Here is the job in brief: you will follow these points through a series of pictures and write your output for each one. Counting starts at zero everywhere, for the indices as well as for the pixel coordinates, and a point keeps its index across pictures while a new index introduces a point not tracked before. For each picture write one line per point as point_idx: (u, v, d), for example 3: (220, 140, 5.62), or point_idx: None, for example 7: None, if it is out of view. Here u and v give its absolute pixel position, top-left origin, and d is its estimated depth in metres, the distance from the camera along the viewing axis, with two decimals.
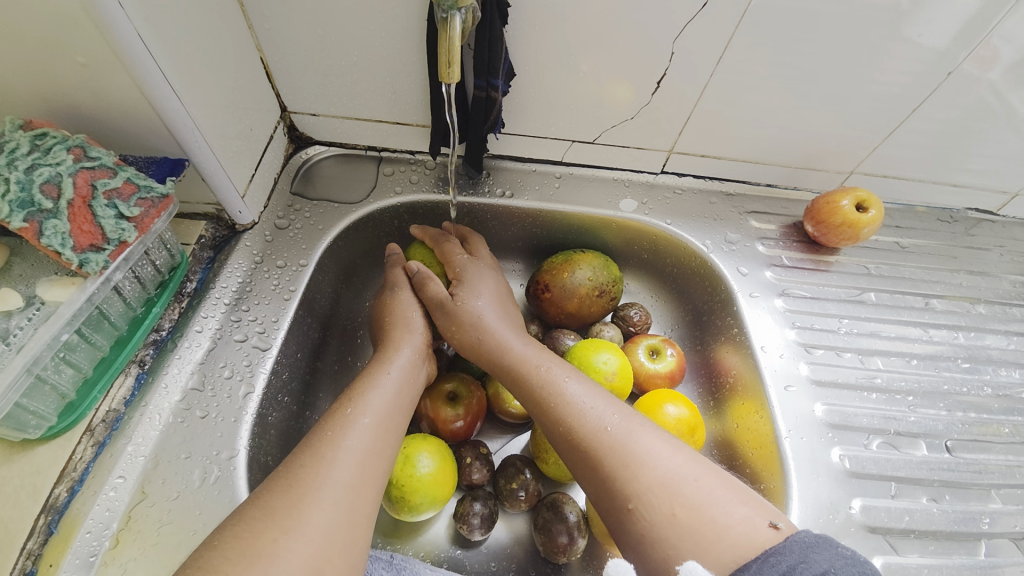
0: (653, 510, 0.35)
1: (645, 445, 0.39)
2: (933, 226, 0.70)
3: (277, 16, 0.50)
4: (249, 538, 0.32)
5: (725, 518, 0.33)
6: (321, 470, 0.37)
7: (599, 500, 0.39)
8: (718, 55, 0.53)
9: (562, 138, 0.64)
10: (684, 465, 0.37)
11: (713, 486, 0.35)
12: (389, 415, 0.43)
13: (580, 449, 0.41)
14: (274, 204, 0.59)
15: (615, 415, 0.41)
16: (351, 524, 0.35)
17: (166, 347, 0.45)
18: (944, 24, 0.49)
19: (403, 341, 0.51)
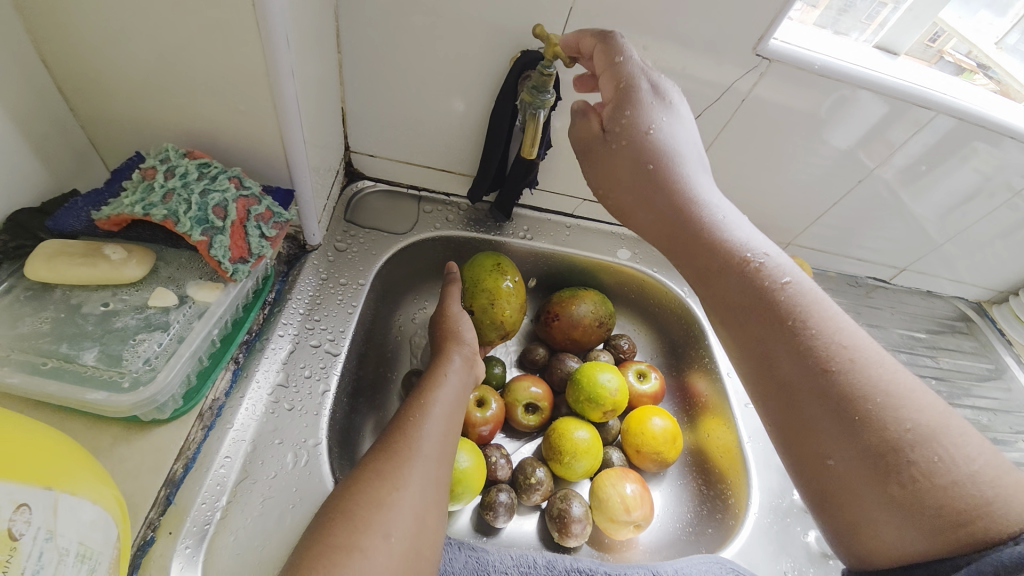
0: (865, 493, 0.38)
1: (882, 404, 0.38)
2: (843, 289, 0.92)
3: (366, 78, 0.62)
4: (372, 492, 0.40)
5: (974, 505, 0.35)
6: (413, 443, 0.45)
7: (800, 446, 0.41)
8: (703, 149, 0.70)
9: (576, 196, 0.78)
10: (926, 426, 0.37)
11: (950, 442, 0.37)
12: (456, 407, 0.52)
13: (803, 393, 0.41)
14: (333, 229, 0.67)
15: (847, 354, 0.40)
16: (437, 484, 0.44)
17: (253, 347, 0.52)
18: (856, 147, 0.70)
19: (450, 349, 0.59)
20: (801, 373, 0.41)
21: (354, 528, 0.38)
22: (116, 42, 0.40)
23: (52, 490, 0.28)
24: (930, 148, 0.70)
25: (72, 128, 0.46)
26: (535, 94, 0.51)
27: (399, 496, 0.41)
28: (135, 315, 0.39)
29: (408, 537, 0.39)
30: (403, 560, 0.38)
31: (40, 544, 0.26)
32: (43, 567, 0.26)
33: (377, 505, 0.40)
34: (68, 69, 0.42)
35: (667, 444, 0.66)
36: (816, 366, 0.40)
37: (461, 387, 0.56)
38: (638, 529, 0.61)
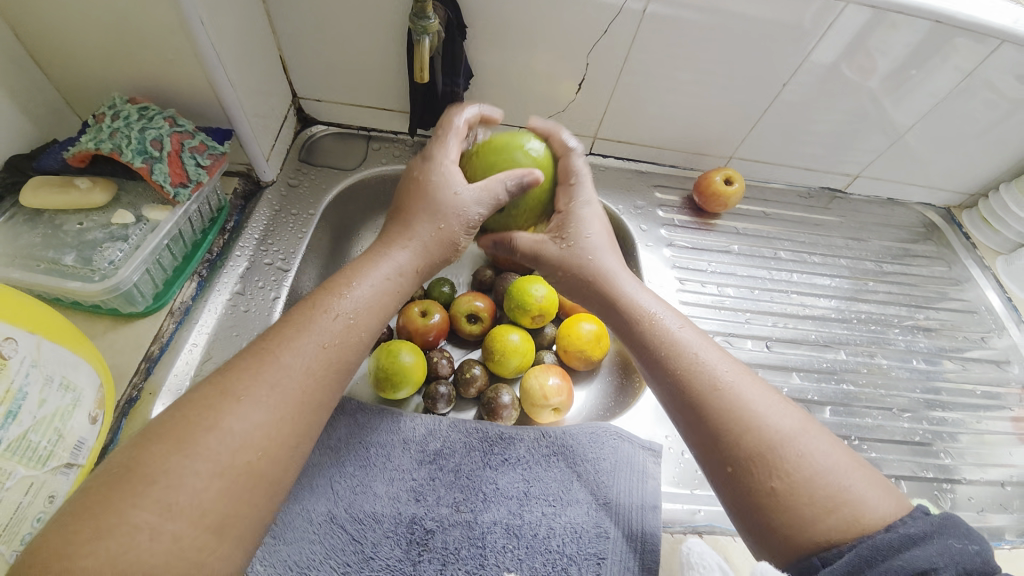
0: (771, 491, 0.39)
1: (760, 412, 0.43)
2: (793, 200, 0.93)
3: (294, 26, 0.69)
4: (214, 401, 0.36)
5: (845, 497, 0.38)
6: (302, 324, 0.41)
7: (708, 456, 0.43)
8: (619, 65, 0.73)
9: (511, 124, 0.83)
10: (791, 425, 0.42)
11: (821, 440, 0.41)
12: (380, 293, 0.46)
13: (691, 403, 0.45)
14: (287, 168, 0.76)
15: (728, 377, 0.45)
16: (311, 374, 0.40)
17: (215, 264, 0.63)
18: (771, 48, 0.71)
19: (421, 212, 0.50)
20: (684, 393, 0.45)
21: (186, 423, 0.34)
22: (62, 9, 0.50)
23: (34, 333, 0.41)
24: (878, 43, 0.69)
25: (46, 88, 0.57)
26: (417, 20, 0.56)
27: (261, 394, 0.37)
28: (102, 231, 0.50)
29: (251, 438, 0.35)
30: (230, 466, 0.34)
31: (25, 367, 0.40)
32: (27, 381, 0.40)
33: (220, 396, 0.36)
34: (31, 37, 0.52)
35: (592, 345, 0.74)
36: (693, 385, 0.45)
37: (379, 293, 0.46)
38: (558, 414, 0.71)
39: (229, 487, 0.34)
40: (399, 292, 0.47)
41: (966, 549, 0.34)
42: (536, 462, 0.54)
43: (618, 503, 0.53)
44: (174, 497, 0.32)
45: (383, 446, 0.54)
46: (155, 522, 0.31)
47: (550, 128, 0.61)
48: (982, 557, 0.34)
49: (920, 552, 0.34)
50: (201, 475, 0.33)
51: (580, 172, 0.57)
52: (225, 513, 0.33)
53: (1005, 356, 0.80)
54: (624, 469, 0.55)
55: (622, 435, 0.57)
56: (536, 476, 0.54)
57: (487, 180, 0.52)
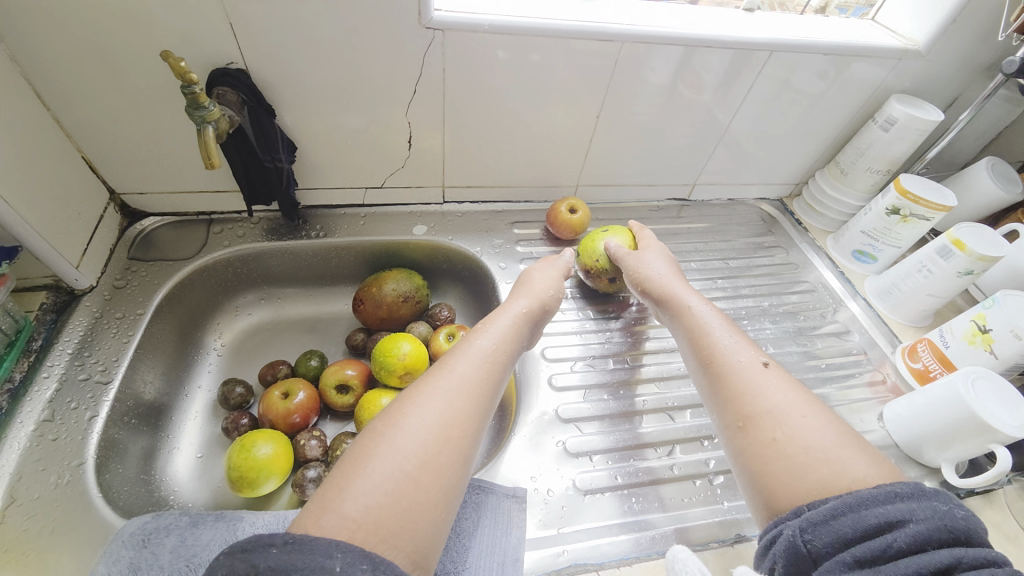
0: (767, 445, 0.45)
1: (769, 383, 0.50)
2: (644, 214, 0.99)
3: (92, 126, 0.66)
4: (394, 418, 0.45)
5: (842, 454, 0.42)
6: (462, 348, 0.54)
7: (726, 419, 0.50)
8: (441, 119, 0.77)
9: (355, 186, 0.83)
10: (789, 400, 0.48)
11: (821, 419, 0.46)
12: (506, 332, 0.59)
13: (713, 374, 0.53)
14: (112, 269, 0.72)
15: (750, 359, 0.53)
16: (475, 382, 0.51)
17: (18, 391, 0.57)
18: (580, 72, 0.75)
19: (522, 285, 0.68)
20: (711, 369, 0.54)
21: (386, 417, 0.45)
22: None
23: None
24: (701, 62, 0.77)
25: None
26: (195, 112, 0.55)
27: (430, 398, 0.47)
28: None
29: (429, 432, 0.44)
30: (439, 440, 0.44)
31: None
32: None
33: (420, 391, 0.48)
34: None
35: None
36: (714, 363, 0.54)
37: (503, 339, 0.58)
38: None
39: (428, 468, 0.42)
40: (515, 336, 0.59)
41: (956, 512, 0.35)
42: None
43: (475, 566, 0.51)
44: (384, 466, 0.41)
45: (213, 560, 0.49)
46: (360, 508, 0.38)
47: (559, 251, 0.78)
48: (969, 520, 0.35)
49: (902, 505, 0.36)
50: (369, 494, 0.39)
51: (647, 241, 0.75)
52: (435, 480, 0.42)
53: (846, 328, 0.86)
54: (485, 528, 0.53)
55: (483, 488, 0.56)
56: None
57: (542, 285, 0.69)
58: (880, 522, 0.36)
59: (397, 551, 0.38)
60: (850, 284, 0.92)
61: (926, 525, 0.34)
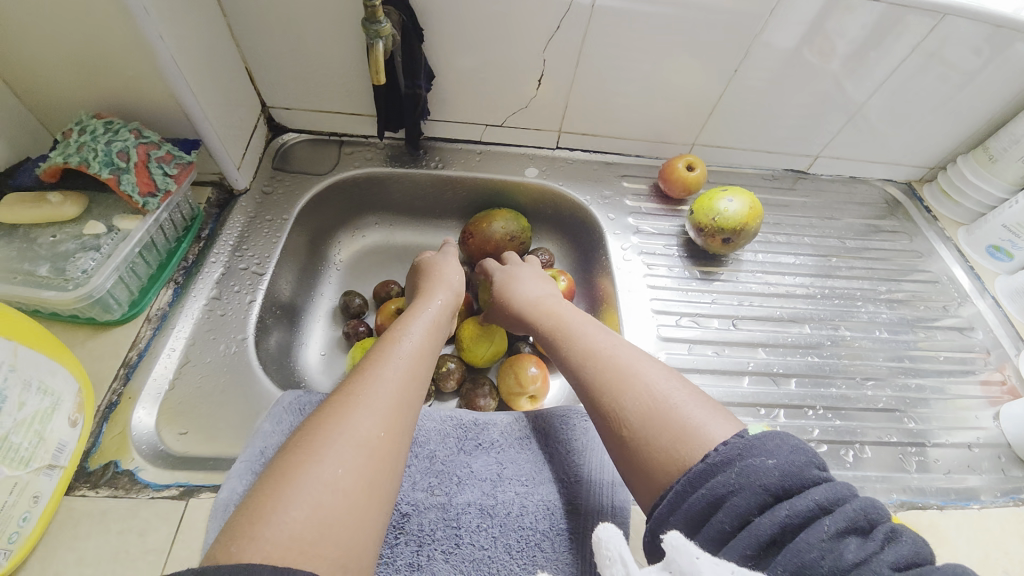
0: (642, 434, 0.43)
1: (627, 380, 0.47)
2: (757, 182, 0.96)
3: (257, 37, 0.70)
4: (314, 441, 0.40)
5: (683, 422, 0.41)
6: (388, 351, 0.51)
7: (613, 429, 0.45)
8: (576, 60, 0.75)
9: (477, 123, 0.85)
10: (633, 393, 0.45)
11: (680, 393, 0.44)
12: (429, 337, 0.57)
13: (595, 374, 0.50)
14: (260, 176, 0.78)
15: (604, 355, 0.51)
16: (409, 384, 0.49)
17: (192, 271, 0.65)
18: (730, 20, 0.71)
19: (435, 284, 0.68)
20: (585, 371, 0.51)
21: (314, 428, 0.42)
22: (24, 33, 0.51)
23: (11, 340, 0.41)
24: (837, 27, 0.72)
25: (10, 102, 0.57)
26: (369, 27, 0.57)
27: (361, 410, 0.43)
28: (75, 242, 0.52)
29: (359, 445, 0.41)
30: (367, 452, 0.41)
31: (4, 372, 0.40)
32: (5, 385, 0.40)
33: (347, 400, 0.44)
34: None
35: None
36: (594, 360, 0.51)
37: (420, 352, 0.53)
38: (535, 400, 0.73)
39: (359, 480, 0.40)
40: (431, 346, 0.55)
41: (767, 465, 0.36)
42: (508, 445, 0.56)
43: (588, 481, 0.54)
44: (307, 491, 0.37)
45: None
46: (293, 525, 0.35)
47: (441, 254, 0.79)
48: (782, 472, 0.35)
49: (718, 479, 0.37)
50: (298, 512, 0.36)
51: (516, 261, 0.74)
52: (369, 491, 0.40)
53: (969, 323, 0.82)
54: (595, 447, 0.57)
55: (591, 416, 0.59)
56: (509, 460, 0.56)
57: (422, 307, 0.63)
58: (705, 496, 0.37)
59: (323, 561, 0.35)
60: (978, 280, 0.87)
61: (745, 494, 0.35)
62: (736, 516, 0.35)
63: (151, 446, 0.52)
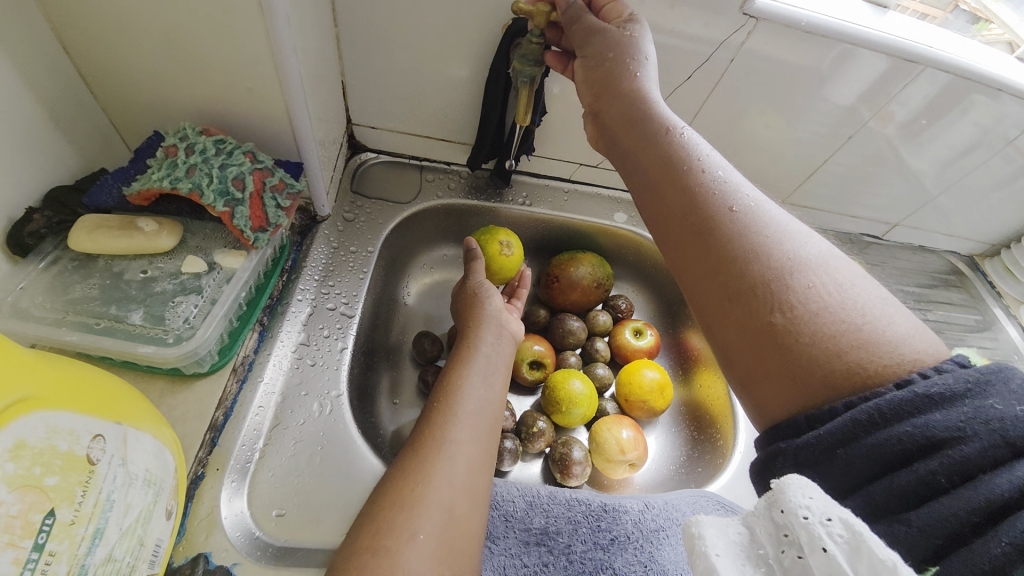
0: (810, 343, 0.33)
1: (776, 250, 0.37)
2: (835, 244, 0.95)
3: (363, 51, 0.63)
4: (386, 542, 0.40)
5: (877, 328, 0.33)
6: (440, 434, 0.47)
7: (741, 301, 0.36)
8: (696, 109, 0.72)
9: (572, 161, 0.80)
10: (783, 262, 0.36)
11: (850, 279, 0.35)
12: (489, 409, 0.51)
13: (723, 232, 0.38)
14: (341, 200, 0.70)
15: (744, 206, 0.39)
16: (468, 473, 0.45)
17: (277, 310, 0.56)
18: (859, 85, 0.69)
19: (479, 318, 0.60)
20: (708, 226, 0.39)
21: (374, 534, 0.40)
22: (128, 24, 0.42)
23: (120, 424, 0.32)
24: (902, 94, 0.70)
25: (84, 97, 0.47)
26: (526, 63, 0.53)
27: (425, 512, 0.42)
28: (171, 281, 0.43)
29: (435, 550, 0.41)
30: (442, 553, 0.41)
31: (115, 468, 0.31)
32: (115, 487, 0.31)
33: (402, 507, 0.42)
34: (74, 36, 0.43)
35: (655, 395, 0.71)
36: (722, 216, 0.39)
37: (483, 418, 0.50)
38: (633, 468, 0.67)
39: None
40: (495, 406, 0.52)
41: (1013, 412, 0.27)
42: (647, 541, 0.51)
43: None
44: None
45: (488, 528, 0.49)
46: None
47: (473, 253, 0.68)
48: None
49: (940, 416, 0.28)
50: None
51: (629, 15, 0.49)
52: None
53: None
54: None
55: (723, 505, 0.56)
56: (650, 558, 0.51)
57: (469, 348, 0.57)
58: (916, 433, 0.28)
59: None
60: None
61: (980, 443, 0.27)
62: (957, 466, 0.27)
63: (247, 535, 0.43)
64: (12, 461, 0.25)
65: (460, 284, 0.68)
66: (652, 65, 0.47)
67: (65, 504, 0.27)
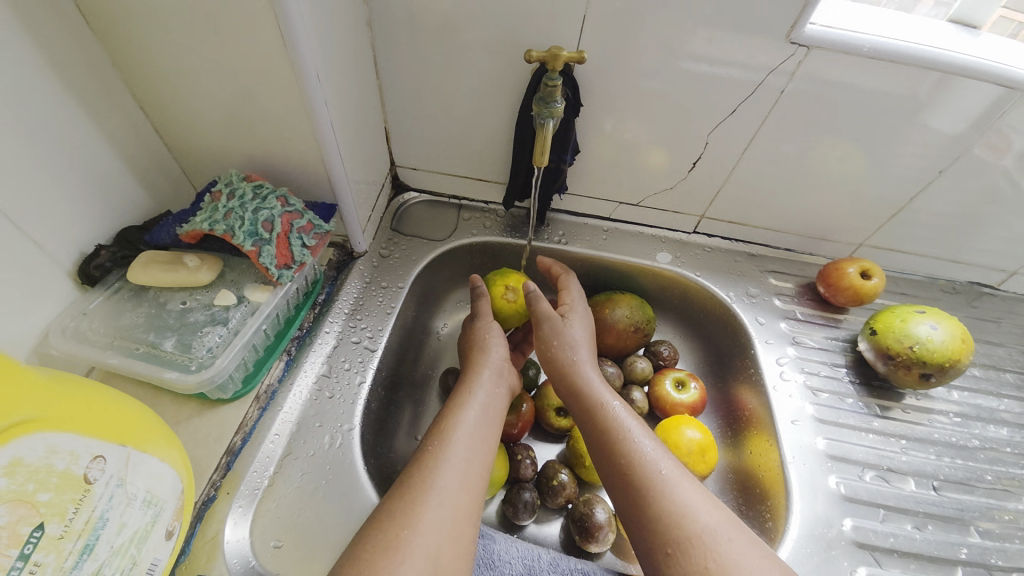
0: (695, 542, 0.45)
1: (676, 510, 0.47)
2: (935, 294, 0.80)
3: (404, 99, 0.67)
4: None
5: (720, 561, 0.43)
6: (427, 479, 0.48)
7: (650, 545, 0.46)
8: (745, 144, 0.67)
9: (611, 199, 0.77)
10: (676, 510, 0.47)
11: (739, 540, 0.45)
12: (477, 450, 0.52)
13: (638, 501, 0.49)
14: (379, 237, 0.74)
15: (654, 463, 0.50)
16: (454, 523, 0.46)
17: (305, 341, 0.59)
18: (945, 112, 0.60)
19: (479, 363, 0.61)
20: (627, 494, 0.50)
21: (357, 574, 0.41)
22: (191, 86, 0.49)
23: (124, 447, 0.36)
24: (1011, 120, 0.59)
25: (159, 150, 0.55)
26: (544, 105, 0.52)
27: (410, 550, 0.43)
28: (204, 311, 0.47)
29: None
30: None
31: (111, 488, 0.34)
32: (111, 506, 0.34)
33: (386, 550, 0.43)
34: (152, 99, 0.51)
35: (695, 456, 0.63)
36: (636, 475, 0.50)
37: (469, 466, 0.50)
38: None
39: None
40: (482, 454, 0.52)
41: None
42: None
43: None
44: None
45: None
46: None
47: (480, 292, 0.67)
48: None
49: None
50: None
51: (575, 300, 0.67)
52: None
53: None
54: None
55: None
56: None
57: (462, 396, 0.57)
58: None
59: None
60: None
61: None
62: None
63: (242, 562, 0.44)
64: (7, 476, 0.29)
65: (466, 324, 0.67)
66: (586, 343, 0.62)
67: (55, 520, 0.31)
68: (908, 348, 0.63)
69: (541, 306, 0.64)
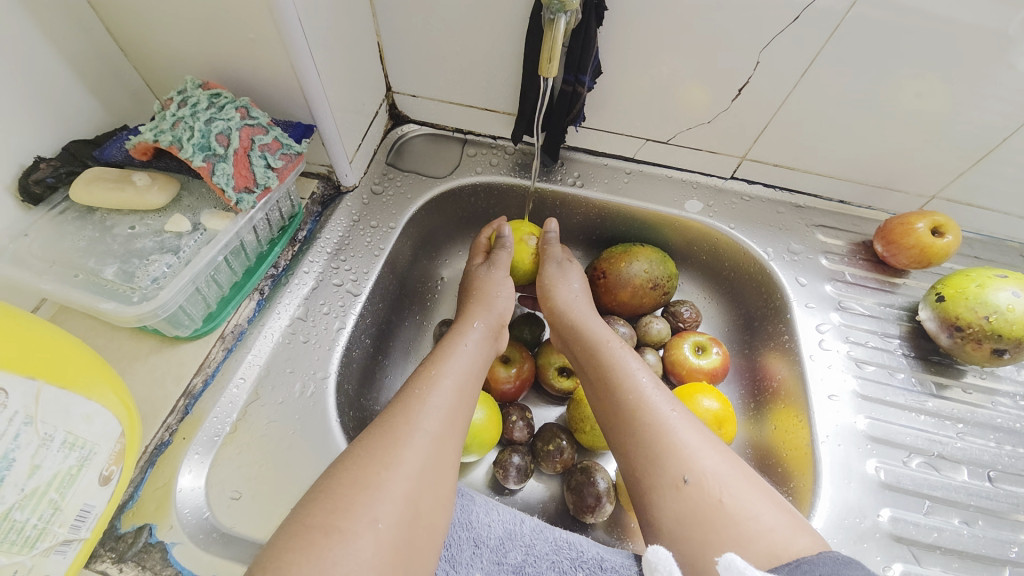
0: (700, 484, 0.40)
1: (679, 448, 0.42)
2: (1015, 261, 0.68)
3: (395, 7, 0.57)
4: (327, 517, 0.34)
5: (736, 505, 0.39)
6: (413, 420, 0.41)
7: (650, 485, 0.42)
8: (804, 69, 0.54)
9: (636, 136, 0.66)
10: (680, 447, 0.42)
11: (754, 490, 0.40)
12: (467, 383, 0.46)
13: (641, 440, 0.44)
14: (372, 171, 0.66)
15: (658, 404, 0.46)
16: (436, 466, 0.40)
17: (280, 280, 0.54)
18: None
19: (477, 315, 0.55)
20: (626, 432, 0.45)
21: (330, 509, 0.35)
22: None
23: (34, 381, 0.32)
24: None
25: (113, 54, 0.48)
26: None
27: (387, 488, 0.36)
28: (152, 239, 0.43)
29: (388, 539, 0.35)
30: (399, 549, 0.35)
31: (18, 426, 0.31)
32: (17, 446, 0.31)
33: (362, 485, 0.36)
34: None
35: (709, 428, 0.55)
36: (637, 412, 0.45)
37: (459, 406, 0.44)
38: None
39: None
40: (472, 392, 0.47)
41: None
42: None
43: None
44: None
45: (451, 545, 0.44)
46: None
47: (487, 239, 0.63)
48: None
49: None
50: None
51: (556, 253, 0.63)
52: None
53: None
54: None
55: None
56: None
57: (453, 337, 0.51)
58: None
59: None
60: None
61: None
62: None
63: (196, 514, 0.41)
64: None
65: (473, 266, 0.62)
66: (579, 295, 0.59)
67: None
68: (985, 319, 0.52)
69: (531, 261, 0.61)
